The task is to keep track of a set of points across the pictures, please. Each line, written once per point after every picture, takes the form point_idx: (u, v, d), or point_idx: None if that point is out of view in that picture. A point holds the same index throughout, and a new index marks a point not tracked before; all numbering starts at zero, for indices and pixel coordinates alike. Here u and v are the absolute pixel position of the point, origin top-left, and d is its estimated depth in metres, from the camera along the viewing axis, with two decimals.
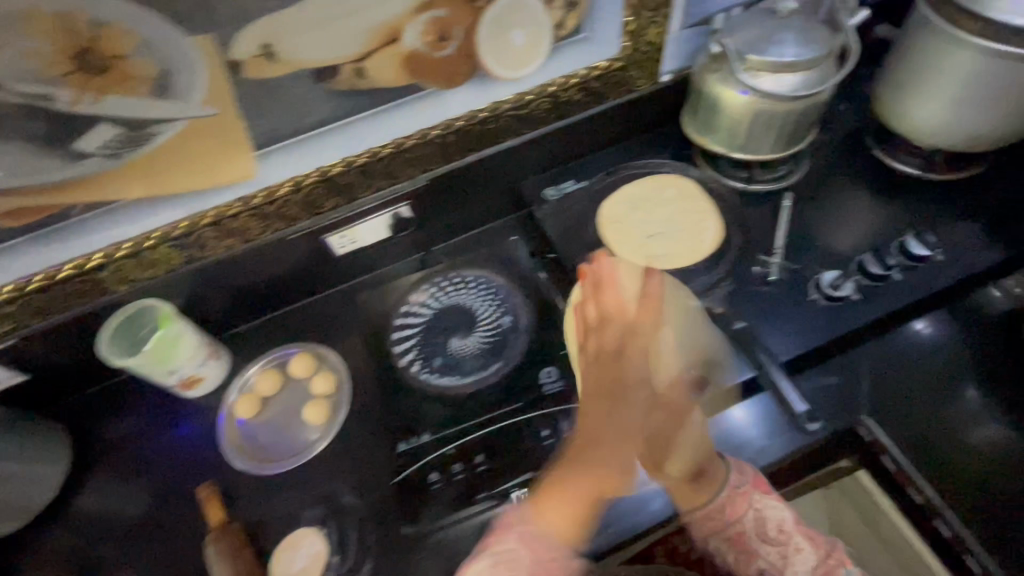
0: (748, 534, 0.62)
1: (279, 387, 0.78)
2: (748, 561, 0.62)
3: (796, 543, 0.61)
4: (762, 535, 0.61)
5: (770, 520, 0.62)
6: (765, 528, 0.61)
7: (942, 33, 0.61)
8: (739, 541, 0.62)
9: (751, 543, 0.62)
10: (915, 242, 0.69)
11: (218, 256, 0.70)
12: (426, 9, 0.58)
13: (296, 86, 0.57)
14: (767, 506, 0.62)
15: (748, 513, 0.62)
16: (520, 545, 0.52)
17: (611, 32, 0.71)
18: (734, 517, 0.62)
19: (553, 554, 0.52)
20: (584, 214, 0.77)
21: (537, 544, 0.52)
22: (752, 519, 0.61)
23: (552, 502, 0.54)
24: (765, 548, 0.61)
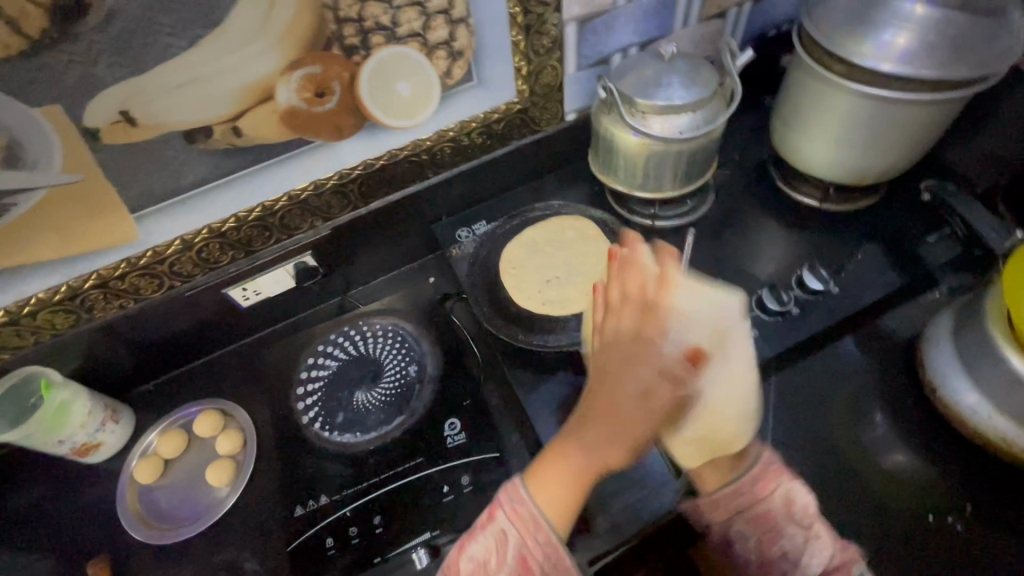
0: (774, 513, 0.54)
1: (181, 451, 0.74)
2: (770, 542, 0.55)
3: (818, 530, 0.55)
4: (792, 514, 0.54)
5: (800, 504, 0.55)
6: (794, 509, 0.54)
7: (823, 77, 0.65)
8: (769, 521, 0.55)
9: (778, 526, 0.54)
10: (811, 275, 0.71)
11: (108, 317, 0.70)
12: (297, 66, 0.58)
13: (166, 148, 0.57)
14: (796, 488, 0.55)
15: (778, 492, 0.55)
16: (511, 524, 0.48)
17: (503, 78, 0.71)
18: (763, 495, 0.55)
19: (546, 534, 0.47)
20: (491, 256, 0.78)
21: (530, 525, 0.47)
22: (782, 499, 0.55)
23: (548, 481, 0.47)
24: (791, 530, 0.54)
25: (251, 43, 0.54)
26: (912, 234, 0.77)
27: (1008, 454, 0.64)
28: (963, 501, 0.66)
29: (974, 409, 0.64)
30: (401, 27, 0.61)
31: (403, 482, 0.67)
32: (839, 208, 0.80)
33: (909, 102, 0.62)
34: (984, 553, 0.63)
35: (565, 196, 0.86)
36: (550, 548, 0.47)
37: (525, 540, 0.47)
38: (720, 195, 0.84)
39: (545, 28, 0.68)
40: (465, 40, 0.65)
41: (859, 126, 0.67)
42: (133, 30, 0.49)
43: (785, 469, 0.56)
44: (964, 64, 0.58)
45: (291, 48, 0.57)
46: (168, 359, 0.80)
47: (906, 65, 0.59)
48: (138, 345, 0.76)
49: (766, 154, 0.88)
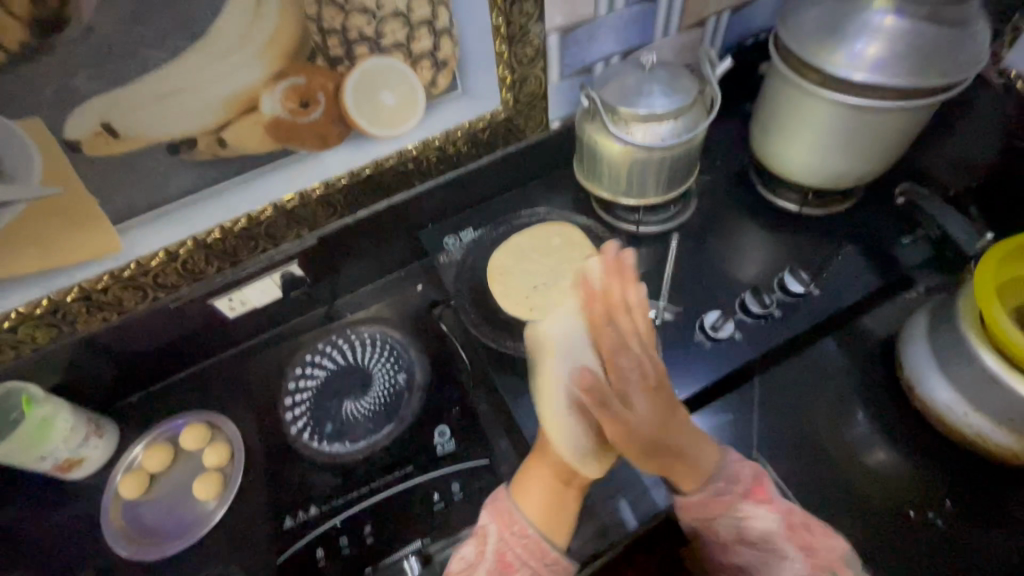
0: (726, 535, 0.54)
1: (166, 464, 0.73)
2: (726, 552, 0.56)
3: (784, 552, 0.52)
4: (743, 539, 0.53)
5: (754, 531, 0.53)
6: (747, 537, 0.53)
7: (799, 86, 0.67)
8: (722, 539, 0.55)
9: (729, 543, 0.55)
10: (789, 278, 0.74)
11: (91, 330, 0.69)
12: (281, 77, 0.59)
13: (150, 160, 0.57)
14: (754, 514, 0.53)
15: (728, 520, 0.53)
16: (491, 521, 0.56)
17: (488, 87, 0.72)
18: (715, 517, 0.54)
19: (523, 528, 0.54)
20: (478, 263, 0.78)
21: (508, 519, 0.55)
22: (736, 524, 0.53)
23: (528, 488, 0.57)
24: (743, 551, 0.54)
25: (234, 54, 0.54)
26: (889, 236, 0.78)
27: (985, 451, 0.65)
28: (943, 496, 0.68)
29: (951, 407, 0.66)
30: (385, 37, 0.61)
31: (393, 490, 0.67)
32: (818, 211, 0.82)
33: (882, 109, 0.64)
34: (965, 547, 0.65)
35: (551, 202, 0.87)
36: (528, 540, 0.54)
37: (503, 532, 0.54)
38: (702, 200, 0.86)
39: (527, 38, 0.69)
40: (448, 50, 0.65)
41: (834, 132, 0.69)
42: (114, 43, 0.49)
43: (745, 495, 0.53)
44: (932, 73, 0.60)
45: (275, 60, 0.57)
46: (153, 371, 0.80)
47: (878, 74, 0.61)
48: (121, 358, 0.75)
49: (746, 159, 0.90)
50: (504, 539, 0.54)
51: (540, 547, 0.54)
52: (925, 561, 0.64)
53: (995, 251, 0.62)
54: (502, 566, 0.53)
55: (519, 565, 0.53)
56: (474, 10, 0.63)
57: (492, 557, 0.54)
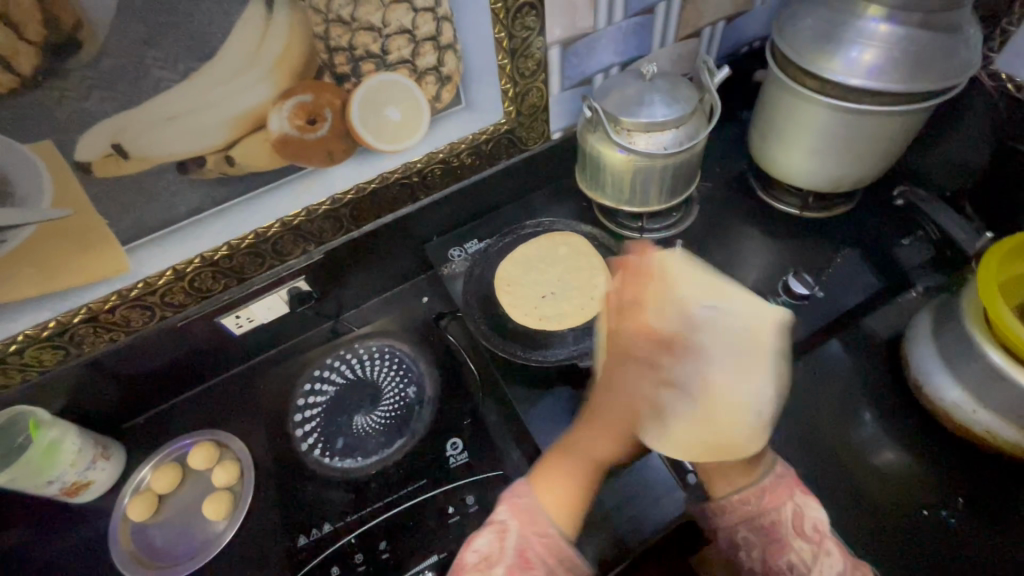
0: (782, 527, 0.54)
1: (175, 485, 0.72)
2: (776, 554, 0.54)
3: (830, 548, 0.53)
4: (801, 530, 0.54)
5: (809, 523, 0.54)
6: (804, 526, 0.54)
7: (797, 92, 0.69)
8: (779, 533, 0.54)
9: (782, 539, 0.54)
10: (794, 281, 0.74)
11: (98, 351, 0.69)
12: (289, 95, 0.59)
13: (159, 180, 0.57)
14: (804, 506, 0.55)
15: (787, 507, 0.55)
16: (512, 518, 0.53)
17: (490, 100, 0.73)
18: (771, 506, 0.55)
19: (544, 527, 0.53)
20: (484, 275, 0.79)
21: (530, 518, 0.53)
22: (791, 513, 0.54)
23: (553, 483, 0.55)
24: (797, 543, 0.53)
25: (243, 74, 0.55)
26: (888, 238, 0.80)
27: (993, 447, 0.66)
28: (954, 494, 0.68)
29: (958, 403, 0.66)
30: (391, 54, 0.62)
31: (406, 505, 0.67)
32: (819, 216, 0.83)
33: (879, 114, 0.66)
34: (980, 544, 0.65)
35: (554, 212, 0.88)
36: (548, 540, 0.52)
37: (524, 530, 0.52)
38: (704, 207, 0.87)
39: (529, 52, 0.70)
40: (452, 65, 0.66)
41: (833, 137, 0.70)
42: (125, 66, 0.49)
43: (793, 485, 0.56)
44: (928, 77, 0.62)
45: (282, 79, 0.57)
46: (160, 391, 0.79)
47: (875, 79, 0.62)
48: (128, 378, 0.74)
49: (745, 165, 0.91)
50: (524, 536, 0.52)
51: (560, 547, 0.52)
52: (943, 561, 0.64)
53: (995, 251, 0.63)
54: (523, 563, 0.51)
55: (539, 565, 0.51)
56: (478, 26, 0.64)
57: (513, 553, 0.51)
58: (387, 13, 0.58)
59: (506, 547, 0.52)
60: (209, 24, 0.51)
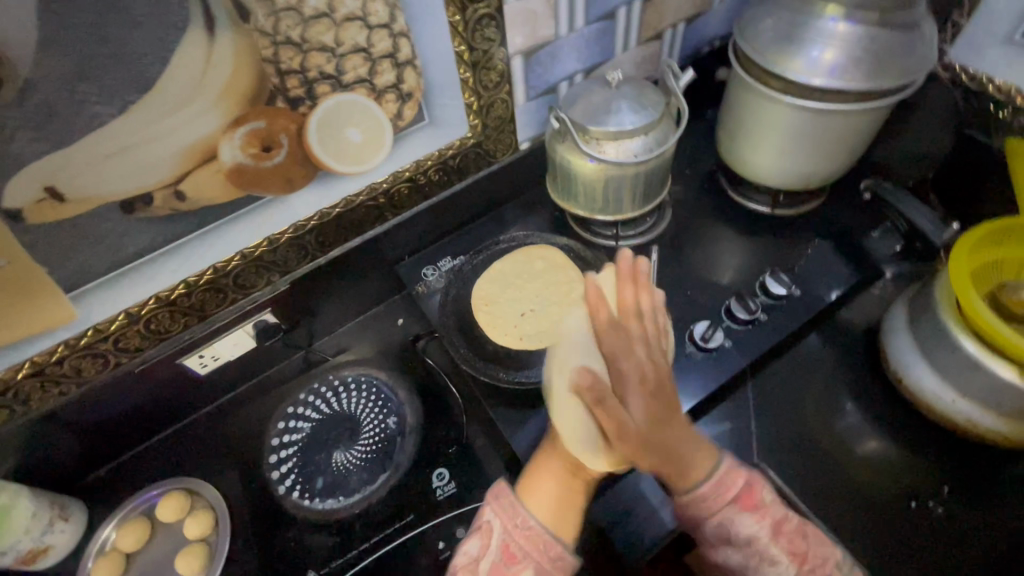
0: (710, 533, 0.51)
1: (143, 542, 0.68)
2: (710, 554, 0.52)
3: (772, 556, 0.50)
4: (728, 541, 0.50)
5: (739, 534, 0.50)
6: (732, 539, 0.50)
7: (762, 93, 0.69)
8: (704, 539, 0.52)
9: (714, 544, 0.51)
10: (772, 280, 0.74)
11: (47, 406, 0.63)
12: (240, 123, 0.56)
13: (102, 221, 0.53)
14: (734, 519, 0.50)
15: (714, 518, 0.51)
16: (496, 515, 0.53)
17: (455, 114, 0.71)
18: (700, 515, 0.51)
19: (526, 520, 0.52)
20: (460, 294, 0.76)
21: (512, 512, 0.52)
22: (716, 526, 0.50)
23: (537, 486, 0.55)
24: (726, 551, 0.51)
25: (188, 104, 0.51)
26: (857, 229, 0.80)
27: (974, 435, 0.66)
28: (940, 483, 0.69)
29: (939, 394, 0.67)
30: (346, 74, 0.59)
31: (395, 543, 0.65)
32: (789, 212, 0.83)
33: (843, 112, 0.66)
34: (966, 529, 0.66)
35: (527, 224, 0.86)
36: (531, 532, 0.51)
37: (506, 524, 0.52)
38: (676, 210, 0.87)
39: (491, 64, 0.68)
40: (412, 81, 0.63)
41: (799, 136, 0.70)
42: (54, 103, 0.45)
43: (727, 500, 0.50)
44: (888, 74, 0.62)
45: (231, 106, 0.54)
46: (121, 440, 0.74)
47: (836, 79, 0.62)
48: (84, 431, 0.69)
49: (714, 165, 0.91)
50: (508, 531, 0.52)
51: (545, 542, 0.51)
52: (932, 551, 0.65)
53: (964, 242, 0.63)
54: (507, 558, 0.51)
55: (523, 558, 0.51)
56: (437, 39, 0.62)
57: (497, 549, 0.52)
58: (340, 32, 0.55)
59: (490, 544, 0.52)
60: (144, 54, 0.47)
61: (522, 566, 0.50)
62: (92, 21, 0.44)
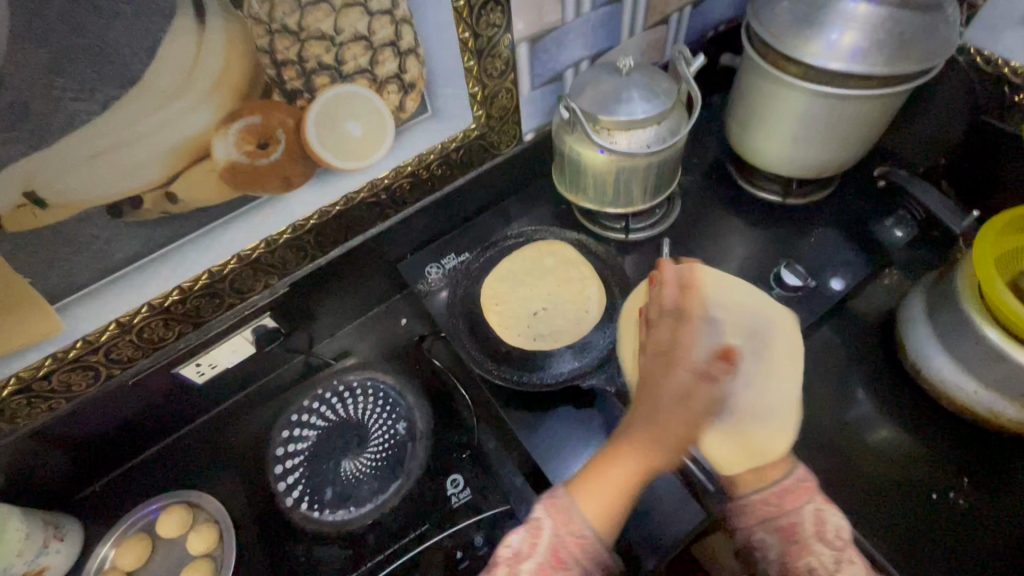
0: (803, 528, 0.50)
1: (144, 559, 0.65)
2: (796, 557, 0.49)
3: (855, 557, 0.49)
4: (823, 535, 0.50)
5: (832, 526, 0.50)
6: (826, 532, 0.50)
7: (778, 79, 0.66)
8: (800, 536, 0.50)
9: (807, 542, 0.50)
10: (787, 271, 0.72)
11: (36, 422, 0.60)
12: (234, 118, 0.52)
13: (87, 228, 0.49)
14: (822, 512, 0.51)
15: (806, 508, 0.51)
16: (546, 515, 0.48)
17: (458, 106, 0.67)
18: (789, 507, 0.51)
19: (581, 528, 0.47)
20: (467, 293, 0.74)
21: (566, 515, 0.47)
22: (811, 515, 0.51)
23: (593, 488, 0.48)
24: (819, 547, 0.49)
25: (178, 98, 0.47)
26: (870, 217, 0.78)
27: (995, 426, 0.66)
28: (960, 475, 0.68)
29: (959, 385, 0.66)
30: (346, 64, 0.55)
31: (410, 554, 0.63)
32: (801, 201, 0.82)
33: (864, 97, 0.64)
34: (988, 519, 0.65)
35: (532, 217, 0.83)
36: (585, 541, 0.47)
37: (558, 528, 0.47)
38: (685, 201, 0.84)
39: (496, 51, 0.65)
40: (415, 71, 0.60)
41: (815, 123, 0.68)
42: (30, 100, 0.41)
43: (814, 488, 0.53)
44: (910, 58, 0.60)
45: (224, 101, 0.50)
46: (116, 453, 0.71)
47: (857, 63, 0.60)
48: (79, 445, 0.66)
49: (721, 153, 0.89)
50: (559, 535, 0.47)
51: (597, 550, 0.47)
52: (958, 543, 0.63)
53: (987, 232, 0.64)
54: (556, 563, 0.46)
55: (572, 565, 0.46)
56: (440, 26, 0.58)
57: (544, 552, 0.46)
58: (339, 19, 0.52)
59: (537, 546, 0.47)
60: (127, 44, 0.43)
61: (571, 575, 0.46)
62: (69, 8, 0.40)
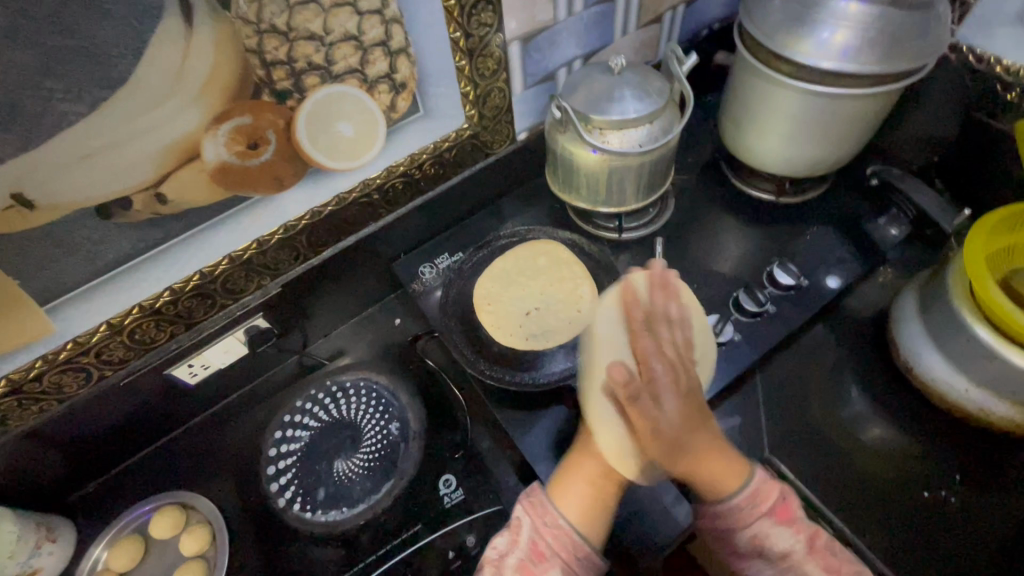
0: (741, 544, 0.53)
1: (138, 561, 0.65)
2: (740, 561, 0.55)
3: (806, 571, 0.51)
4: (763, 553, 0.52)
5: (774, 549, 0.52)
6: (765, 552, 0.52)
7: (770, 78, 0.66)
8: (740, 548, 0.54)
9: (746, 555, 0.54)
10: (779, 270, 0.72)
11: (28, 424, 0.59)
12: (224, 119, 0.52)
13: (76, 229, 0.49)
14: (771, 532, 0.52)
15: (746, 531, 0.53)
16: (526, 513, 0.55)
17: (449, 106, 0.67)
18: (731, 528, 0.53)
19: (556, 520, 0.53)
20: (461, 292, 0.74)
21: (541, 510, 0.54)
22: (747, 539, 0.53)
23: (568, 488, 0.55)
24: (758, 562, 0.53)
25: (166, 99, 0.47)
26: (864, 216, 0.78)
27: (987, 423, 0.66)
28: (952, 473, 0.68)
29: (951, 383, 0.66)
30: (337, 64, 0.55)
31: (403, 554, 0.63)
32: (794, 199, 0.82)
33: (855, 96, 0.64)
34: (980, 517, 0.65)
35: (526, 216, 0.83)
36: (559, 531, 0.52)
37: (535, 523, 0.54)
38: (679, 200, 0.84)
39: (487, 50, 0.65)
40: (406, 71, 0.60)
41: (807, 121, 0.68)
42: (16, 101, 0.41)
43: (765, 513, 0.53)
44: (901, 57, 0.60)
45: (214, 101, 0.50)
46: (109, 454, 0.71)
47: (847, 62, 0.60)
48: (71, 447, 0.66)
49: (716, 152, 0.89)
50: (536, 529, 0.53)
51: (574, 543, 0.52)
52: (948, 540, 0.64)
53: (978, 230, 0.64)
54: (535, 555, 0.52)
55: (551, 556, 0.52)
56: (431, 26, 0.58)
57: (525, 546, 0.53)
58: (328, 19, 0.52)
59: (519, 541, 0.54)
60: (114, 45, 0.43)
61: (550, 564, 0.51)
62: (56, 8, 0.40)
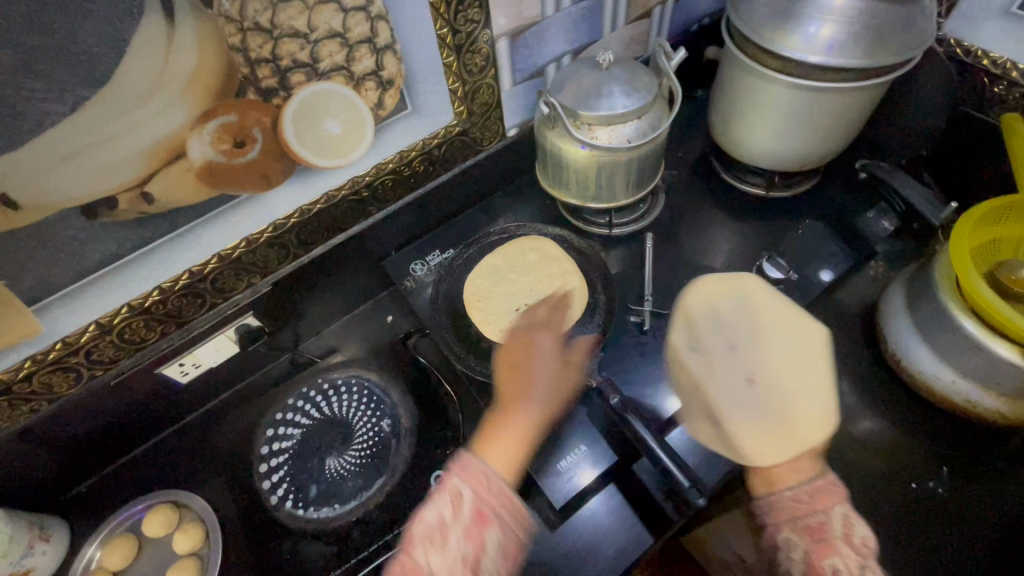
0: (831, 527, 0.47)
1: (130, 559, 0.65)
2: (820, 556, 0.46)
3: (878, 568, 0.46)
4: (851, 539, 0.46)
5: (857, 532, 0.47)
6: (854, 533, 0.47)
7: (758, 72, 0.66)
8: (826, 534, 0.47)
9: (832, 542, 0.46)
10: (769, 265, 0.73)
11: (17, 424, 0.59)
12: (209, 117, 0.52)
13: (61, 229, 0.49)
14: (852, 516, 0.48)
15: (834, 509, 0.48)
16: (464, 482, 0.46)
17: (436, 102, 0.67)
18: (819, 505, 0.48)
19: (495, 481, 0.47)
20: (451, 289, 0.74)
21: (483, 476, 0.47)
22: (839, 517, 0.47)
23: (495, 448, 0.50)
24: (845, 549, 0.46)
25: (150, 98, 0.47)
26: (853, 210, 0.79)
27: (975, 415, 0.66)
28: (939, 464, 0.68)
29: (938, 374, 0.66)
30: (322, 61, 0.55)
31: (395, 550, 0.63)
32: (784, 193, 0.82)
33: (842, 90, 0.64)
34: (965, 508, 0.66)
35: (516, 213, 0.83)
36: (502, 493, 0.46)
37: (476, 489, 0.46)
38: (669, 195, 0.85)
39: (475, 47, 0.65)
40: (393, 67, 0.60)
41: (796, 115, 0.68)
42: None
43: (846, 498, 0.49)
44: (887, 50, 0.60)
45: (198, 100, 0.50)
46: (101, 453, 0.71)
47: (833, 56, 0.60)
48: (62, 446, 0.66)
49: (706, 147, 0.89)
50: (480, 496, 0.46)
51: (512, 500, 0.47)
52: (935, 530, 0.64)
53: (966, 222, 0.63)
54: (479, 523, 0.45)
55: (494, 519, 0.45)
56: (418, 22, 0.58)
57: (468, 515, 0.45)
58: (313, 16, 0.51)
59: (461, 511, 0.45)
60: (96, 45, 0.42)
61: (495, 527, 0.45)
62: (35, 7, 0.39)
